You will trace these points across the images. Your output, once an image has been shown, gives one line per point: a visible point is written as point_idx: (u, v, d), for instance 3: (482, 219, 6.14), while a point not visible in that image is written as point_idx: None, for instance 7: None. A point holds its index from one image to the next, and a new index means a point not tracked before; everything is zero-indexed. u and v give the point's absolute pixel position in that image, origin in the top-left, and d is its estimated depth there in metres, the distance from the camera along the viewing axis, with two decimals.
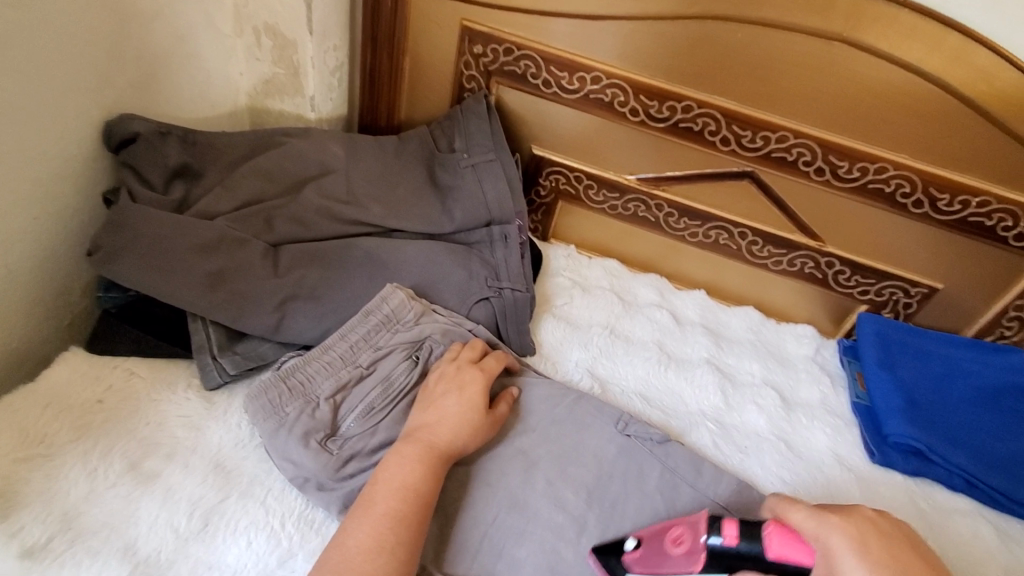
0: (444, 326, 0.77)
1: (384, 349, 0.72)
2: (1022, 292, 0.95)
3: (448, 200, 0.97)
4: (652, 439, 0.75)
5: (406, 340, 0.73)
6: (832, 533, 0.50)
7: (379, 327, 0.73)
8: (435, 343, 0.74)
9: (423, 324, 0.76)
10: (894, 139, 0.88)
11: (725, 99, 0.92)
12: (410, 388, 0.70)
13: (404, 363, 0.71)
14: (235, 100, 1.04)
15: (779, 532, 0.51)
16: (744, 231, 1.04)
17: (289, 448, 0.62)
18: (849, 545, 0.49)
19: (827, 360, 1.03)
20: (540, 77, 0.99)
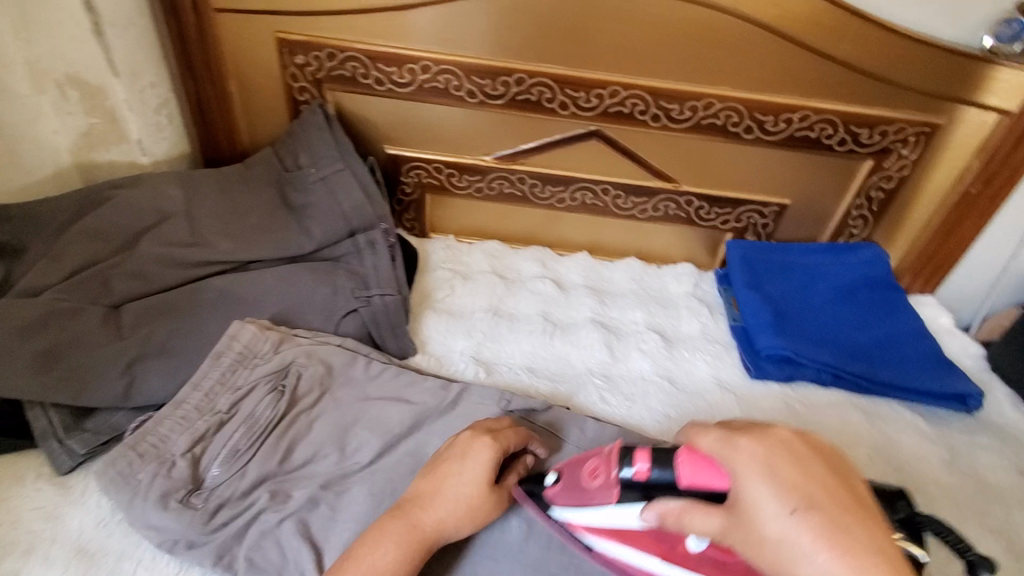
0: (309, 348, 0.76)
1: (244, 387, 0.71)
2: (857, 192, 1.02)
3: (304, 219, 0.95)
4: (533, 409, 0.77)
5: (268, 373, 0.72)
6: (738, 458, 0.48)
7: (235, 367, 0.71)
8: (302, 368, 0.74)
9: (284, 352, 0.74)
10: (712, 74, 0.92)
11: (552, 65, 0.93)
12: (276, 423, 0.69)
13: (267, 397, 0.70)
14: (57, 160, 0.96)
15: (690, 460, 0.52)
16: (607, 187, 1.07)
17: (148, 514, 0.60)
18: (757, 470, 0.46)
19: (705, 292, 1.09)
20: (369, 76, 0.97)
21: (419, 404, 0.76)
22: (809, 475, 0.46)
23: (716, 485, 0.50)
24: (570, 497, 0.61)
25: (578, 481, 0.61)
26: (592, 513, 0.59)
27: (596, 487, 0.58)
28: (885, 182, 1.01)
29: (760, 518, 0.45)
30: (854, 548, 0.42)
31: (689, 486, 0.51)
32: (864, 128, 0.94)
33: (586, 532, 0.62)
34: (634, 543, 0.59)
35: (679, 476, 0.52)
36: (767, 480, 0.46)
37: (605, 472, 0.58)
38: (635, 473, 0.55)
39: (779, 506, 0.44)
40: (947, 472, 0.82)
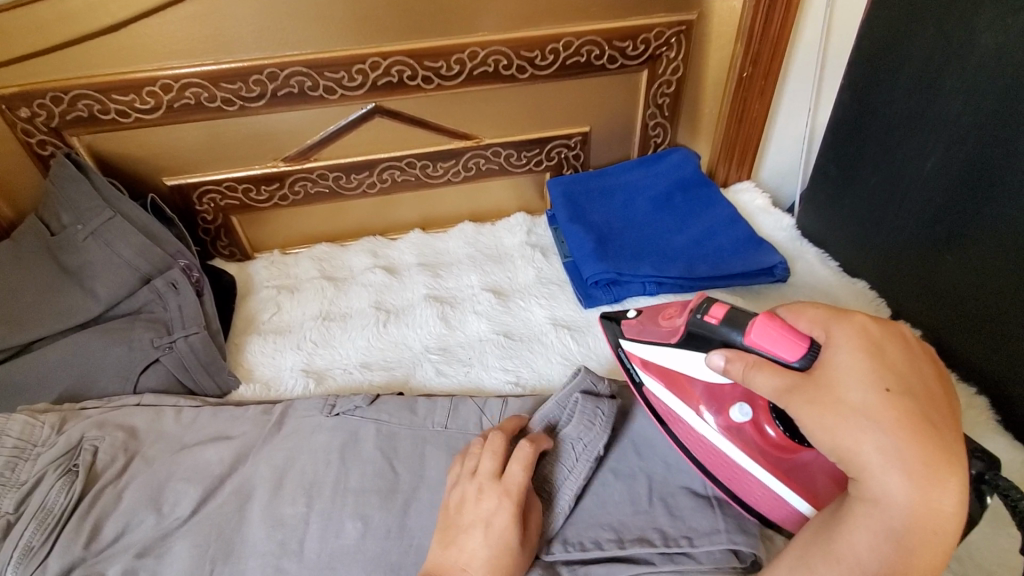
0: (99, 419, 0.72)
1: (30, 481, 0.66)
2: (646, 101, 1.05)
3: (86, 280, 0.87)
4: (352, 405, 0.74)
5: (54, 458, 0.67)
6: (842, 339, 0.52)
7: (12, 463, 0.66)
8: (95, 440, 0.69)
9: (69, 431, 0.70)
10: (463, 23, 0.91)
11: (300, 51, 0.89)
12: (72, 508, 0.64)
13: (56, 483, 0.65)
14: None
15: (767, 326, 0.55)
16: (411, 160, 1.04)
17: None
18: (863, 351, 0.50)
19: (539, 237, 1.09)
20: (110, 110, 0.89)
21: (238, 436, 0.72)
22: (909, 369, 0.49)
23: (775, 354, 0.54)
24: (640, 334, 0.70)
25: (654, 321, 0.69)
26: (657, 351, 0.67)
27: (666, 327, 0.67)
28: (666, 87, 1.04)
29: (844, 386, 0.49)
30: (914, 425, 0.46)
31: (752, 344, 0.56)
32: (627, 41, 0.96)
33: (641, 368, 0.70)
34: (684, 392, 0.66)
35: (749, 332, 0.56)
36: (871, 359, 0.49)
37: (681, 317, 0.65)
38: (708, 317, 0.61)
39: (874, 383, 0.48)
40: None
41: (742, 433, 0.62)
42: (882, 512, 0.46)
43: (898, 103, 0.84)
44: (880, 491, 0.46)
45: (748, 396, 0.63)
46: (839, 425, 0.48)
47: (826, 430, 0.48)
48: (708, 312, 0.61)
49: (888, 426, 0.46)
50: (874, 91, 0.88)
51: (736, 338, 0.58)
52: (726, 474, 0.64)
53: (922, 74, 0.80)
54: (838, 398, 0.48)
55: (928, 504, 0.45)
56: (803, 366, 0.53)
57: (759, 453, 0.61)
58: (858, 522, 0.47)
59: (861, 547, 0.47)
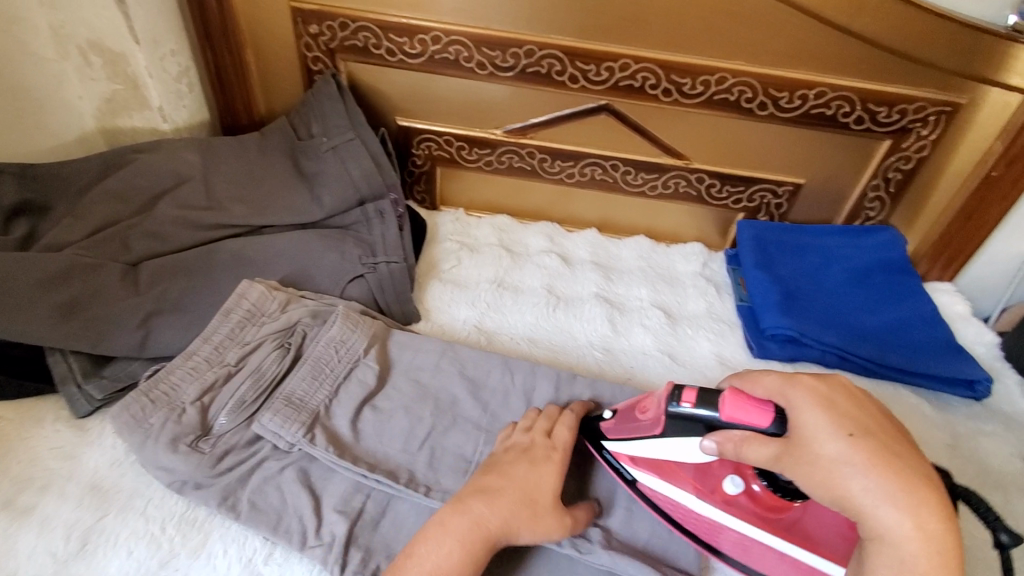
0: (314, 308, 0.78)
1: (252, 343, 0.73)
2: (874, 172, 1.00)
3: (316, 187, 0.97)
4: (351, 349, 0.75)
5: (274, 330, 0.75)
6: (795, 393, 0.52)
7: (243, 323, 0.75)
8: (306, 326, 0.77)
9: (290, 311, 0.77)
10: (724, 48, 0.91)
11: (562, 36, 0.94)
12: (281, 377, 0.72)
13: (271, 353, 0.73)
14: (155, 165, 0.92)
15: (734, 402, 0.54)
16: (616, 163, 1.06)
17: (157, 456, 0.63)
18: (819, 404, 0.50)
19: (714, 272, 1.07)
20: (381, 46, 0.98)
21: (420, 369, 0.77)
22: (838, 410, 0.50)
23: (758, 423, 0.53)
24: (620, 432, 0.65)
25: (630, 417, 0.64)
26: (644, 447, 0.63)
27: (644, 419, 0.63)
28: (902, 163, 0.99)
29: (817, 439, 0.48)
30: (882, 463, 0.46)
31: (729, 420, 0.54)
32: (882, 106, 0.92)
33: (628, 464, 0.65)
34: (677, 479, 0.63)
35: (721, 411, 0.54)
36: (826, 410, 0.50)
37: (654, 407, 0.62)
38: (683, 405, 0.58)
39: (837, 429, 0.48)
40: (949, 458, 0.81)
41: (741, 505, 0.61)
42: (892, 548, 0.45)
43: None
44: (884, 530, 0.45)
45: (736, 466, 0.62)
46: (829, 476, 0.47)
47: (820, 487, 0.47)
48: (680, 398, 0.58)
49: (866, 470, 0.46)
50: None
51: (714, 414, 0.56)
52: (739, 548, 0.62)
53: None
54: (817, 454, 0.48)
55: (926, 534, 0.44)
56: (776, 430, 0.52)
57: (762, 521, 0.60)
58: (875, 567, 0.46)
59: None
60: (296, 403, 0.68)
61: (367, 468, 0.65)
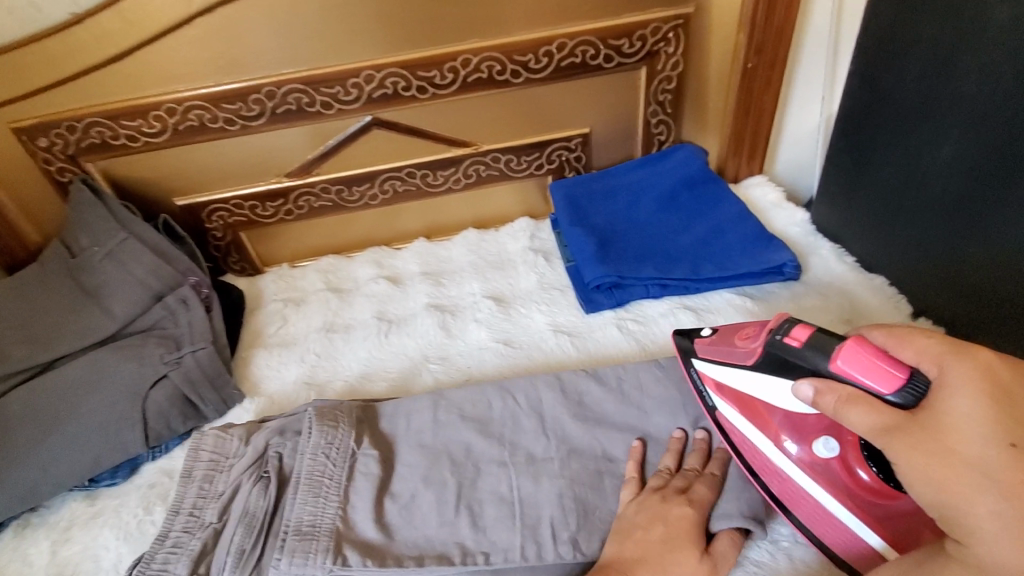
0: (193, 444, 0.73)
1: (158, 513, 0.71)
2: (647, 99, 1.02)
3: (104, 299, 0.91)
4: (231, 463, 0.71)
5: (246, 467, 0.69)
6: (949, 369, 0.45)
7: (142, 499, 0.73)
8: (278, 447, 0.71)
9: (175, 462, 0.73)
10: (453, 32, 0.91)
11: (295, 69, 0.91)
12: (211, 543, 0.64)
13: (251, 490, 0.67)
14: None
15: (859, 351, 0.50)
16: (410, 170, 1.05)
17: None
18: (972, 397, 0.43)
19: (542, 241, 1.08)
20: (120, 136, 0.93)
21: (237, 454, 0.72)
22: (1017, 416, 0.41)
23: (869, 387, 0.48)
24: (715, 354, 0.67)
25: (728, 343, 0.66)
26: (733, 372, 0.64)
27: (744, 346, 0.64)
28: (667, 84, 1.01)
29: (955, 434, 0.42)
30: None
31: (839, 371, 0.51)
32: (622, 38, 0.94)
33: (714, 392, 0.67)
34: (760, 421, 0.63)
35: (834, 358, 0.52)
36: (998, 406, 0.41)
37: (759, 336, 0.63)
38: (792, 340, 0.58)
39: (997, 436, 0.40)
40: None
41: (829, 470, 0.59)
42: None
43: (908, 86, 0.78)
44: (984, 560, 0.39)
45: (837, 429, 0.59)
46: (944, 477, 0.41)
47: (926, 485, 0.42)
48: (791, 334, 0.58)
49: (1007, 491, 0.39)
50: (884, 74, 0.81)
51: (823, 362, 0.54)
52: (803, 505, 0.61)
53: (935, 56, 0.74)
54: (947, 446, 0.42)
55: None
56: (894, 402, 0.47)
57: (848, 492, 0.57)
58: None
59: None
60: (237, 562, 0.62)
61: (413, 560, 0.63)
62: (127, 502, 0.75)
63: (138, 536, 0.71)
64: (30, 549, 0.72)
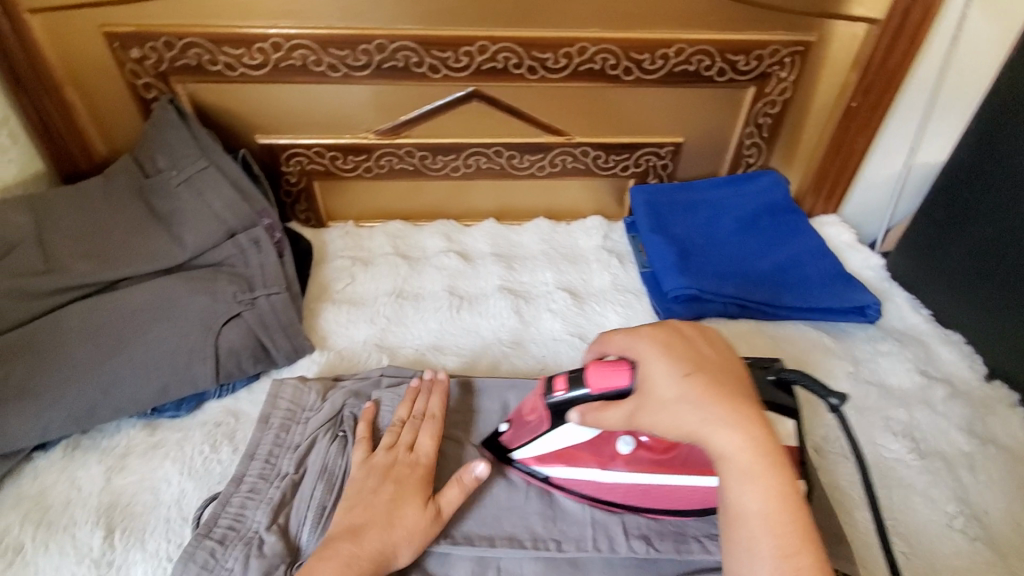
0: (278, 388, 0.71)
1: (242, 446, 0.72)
2: (747, 119, 1.02)
3: (175, 226, 0.88)
4: (309, 411, 0.70)
5: (321, 423, 0.68)
6: (640, 344, 0.54)
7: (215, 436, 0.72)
8: (354, 408, 0.69)
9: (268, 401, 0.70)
10: (577, 17, 0.89)
11: (412, 26, 0.89)
12: (289, 493, 0.62)
13: (329, 447, 0.65)
14: None
15: (597, 372, 0.54)
16: (499, 149, 1.03)
17: None
18: (656, 353, 0.52)
19: (615, 243, 1.07)
20: (218, 62, 0.90)
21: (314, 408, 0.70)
22: (692, 353, 0.52)
23: (623, 385, 0.52)
24: (519, 440, 0.63)
25: (520, 424, 0.63)
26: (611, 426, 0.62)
27: (533, 419, 0.61)
28: (770, 107, 1.01)
29: (654, 383, 0.51)
30: (717, 395, 0.49)
31: (597, 390, 0.54)
32: (740, 54, 0.94)
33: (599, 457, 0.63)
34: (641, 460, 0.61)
35: (587, 382, 0.54)
36: (671, 352, 0.52)
37: (539, 405, 0.60)
38: (557, 392, 0.57)
39: (673, 371, 0.50)
40: (852, 383, 0.84)
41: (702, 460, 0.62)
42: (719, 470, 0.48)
43: None
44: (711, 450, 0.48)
45: None
46: (661, 410, 0.50)
47: (660, 420, 0.50)
48: (553, 388, 0.57)
49: (706, 400, 0.49)
50: (1004, 137, 0.82)
51: (581, 390, 0.55)
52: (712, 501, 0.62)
53: None
54: (651, 392, 0.51)
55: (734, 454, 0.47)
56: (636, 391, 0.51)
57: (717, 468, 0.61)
58: (727, 478, 0.48)
59: (750, 495, 0.47)
60: (318, 518, 0.59)
61: (488, 540, 0.61)
62: (190, 437, 0.72)
63: (203, 474, 0.69)
64: (80, 472, 0.70)
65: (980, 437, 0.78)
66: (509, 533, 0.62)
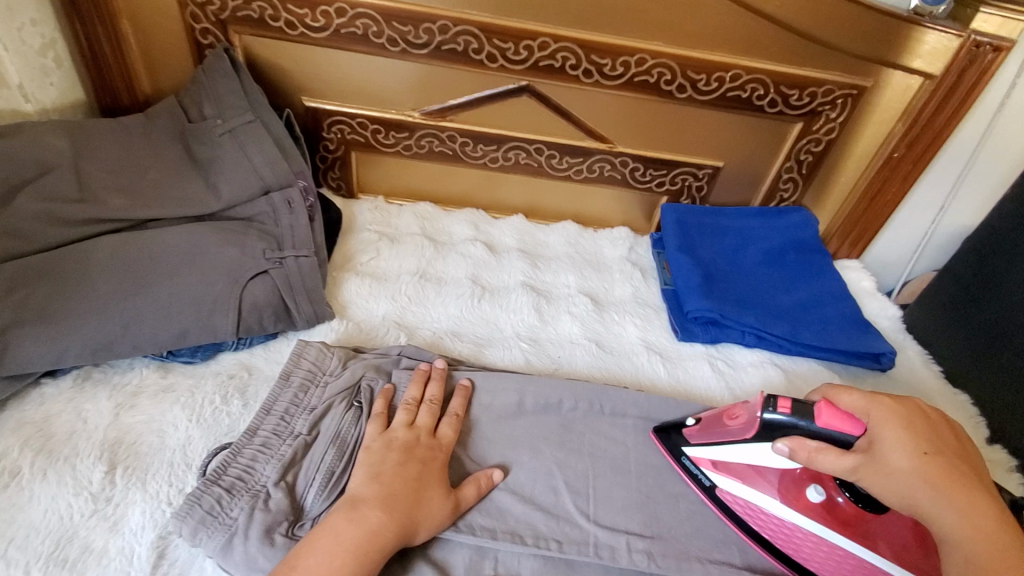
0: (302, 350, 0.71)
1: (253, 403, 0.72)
2: (788, 153, 1.03)
3: (212, 174, 0.88)
4: (326, 376, 0.70)
5: (340, 390, 0.68)
6: (874, 407, 0.55)
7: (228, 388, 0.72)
8: (372, 381, 0.69)
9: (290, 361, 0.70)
10: (642, 28, 0.90)
11: (477, 12, 0.89)
12: (300, 452, 0.63)
13: (344, 415, 0.66)
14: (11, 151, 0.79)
15: (832, 412, 0.55)
16: (540, 146, 1.03)
17: (93, 537, 0.58)
18: (889, 421, 0.54)
19: (639, 256, 1.07)
20: (280, 18, 0.90)
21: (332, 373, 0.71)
22: (920, 429, 0.53)
23: (850, 430, 0.54)
24: (705, 437, 0.65)
25: (715, 423, 0.65)
26: (729, 450, 0.63)
27: (733, 425, 0.63)
28: (813, 145, 1.02)
29: (884, 451, 0.52)
30: (953, 482, 0.50)
31: (824, 427, 0.55)
32: (794, 89, 0.95)
33: (708, 468, 0.65)
34: (756, 482, 0.63)
35: (818, 416, 0.55)
36: (906, 428, 0.53)
37: (746, 412, 0.62)
38: (779, 412, 0.58)
39: (913, 447, 0.52)
40: None
41: (814, 509, 0.61)
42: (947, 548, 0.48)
43: None
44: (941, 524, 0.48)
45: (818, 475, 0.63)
46: (902, 482, 0.51)
47: (894, 493, 0.51)
48: (775, 404, 0.58)
49: (940, 489, 0.49)
50: None
51: (802, 422, 0.56)
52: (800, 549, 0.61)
53: None
54: (884, 461, 0.52)
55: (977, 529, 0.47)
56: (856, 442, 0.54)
57: (833, 523, 0.61)
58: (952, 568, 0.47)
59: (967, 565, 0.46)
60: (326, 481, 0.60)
61: (488, 530, 0.60)
62: (203, 385, 0.72)
63: (211, 424, 0.68)
64: (87, 405, 0.69)
65: None
66: (511, 526, 0.61)
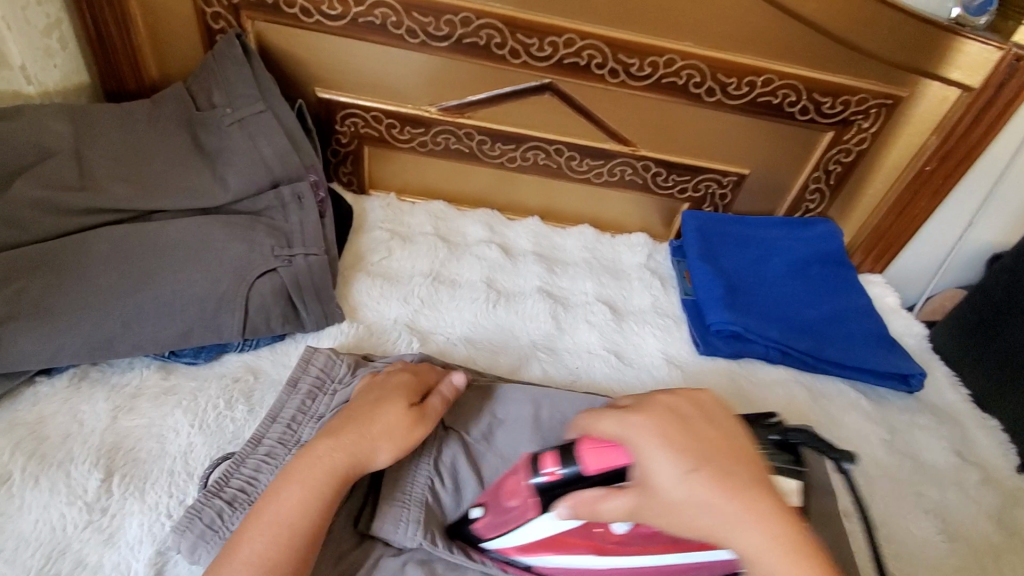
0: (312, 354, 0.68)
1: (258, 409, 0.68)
2: (817, 163, 1.00)
3: (220, 166, 0.84)
4: (335, 382, 0.66)
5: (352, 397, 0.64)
6: (637, 431, 0.46)
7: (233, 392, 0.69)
8: None
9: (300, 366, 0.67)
10: (673, 28, 0.86)
11: (502, 5, 0.85)
12: None
13: None
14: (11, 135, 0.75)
15: (591, 447, 0.47)
16: (560, 147, 0.99)
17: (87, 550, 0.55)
18: (659, 440, 0.45)
19: (658, 264, 1.04)
20: (296, 5, 0.86)
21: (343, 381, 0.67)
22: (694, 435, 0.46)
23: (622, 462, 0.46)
24: (500, 526, 0.54)
25: (500, 506, 0.53)
26: (530, 529, 0.52)
27: (514, 505, 0.51)
28: (843, 155, 0.99)
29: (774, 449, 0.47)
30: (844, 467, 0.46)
31: (596, 472, 0.47)
32: (827, 96, 0.91)
33: (519, 554, 0.55)
34: (568, 549, 0.54)
35: (585, 464, 0.47)
36: (686, 433, 0.46)
37: (517, 488, 0.51)
38: (545, 476, 0.49)
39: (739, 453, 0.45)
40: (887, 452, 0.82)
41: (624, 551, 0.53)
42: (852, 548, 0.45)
43: None
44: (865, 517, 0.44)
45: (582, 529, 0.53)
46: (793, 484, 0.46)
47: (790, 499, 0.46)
48: (541, 465, 0.49)
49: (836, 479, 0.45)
50: None
51: (575, 471, 0.48)
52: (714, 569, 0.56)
53: None
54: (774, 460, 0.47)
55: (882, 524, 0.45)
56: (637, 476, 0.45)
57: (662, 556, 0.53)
58: None
59: None
60: None
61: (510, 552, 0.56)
62: (206, 389, 0.69)
63: (214, 430, 0.65)
64: (83, 407, 0.65)
65: (1010, 530, 0.76)
66: None
